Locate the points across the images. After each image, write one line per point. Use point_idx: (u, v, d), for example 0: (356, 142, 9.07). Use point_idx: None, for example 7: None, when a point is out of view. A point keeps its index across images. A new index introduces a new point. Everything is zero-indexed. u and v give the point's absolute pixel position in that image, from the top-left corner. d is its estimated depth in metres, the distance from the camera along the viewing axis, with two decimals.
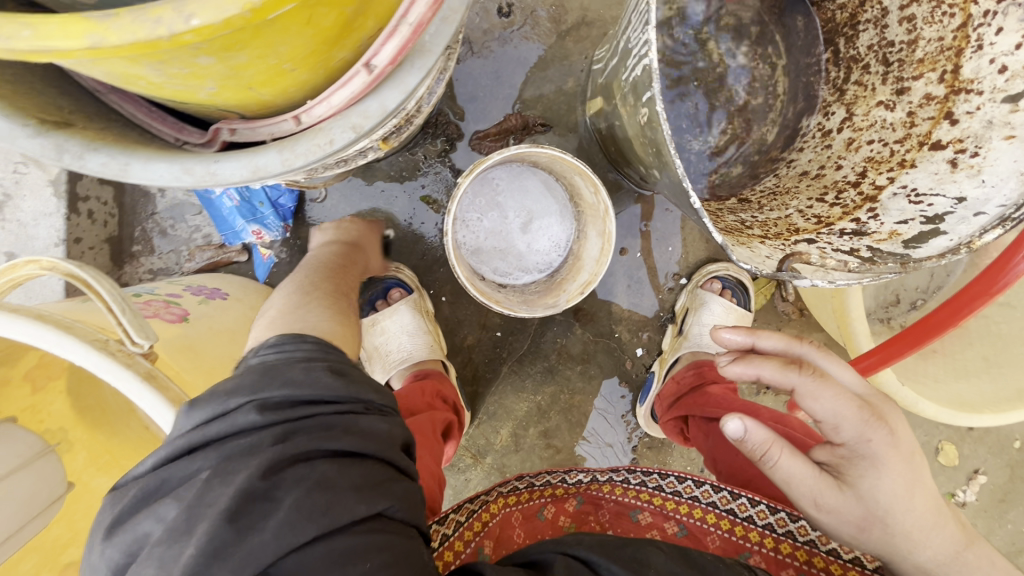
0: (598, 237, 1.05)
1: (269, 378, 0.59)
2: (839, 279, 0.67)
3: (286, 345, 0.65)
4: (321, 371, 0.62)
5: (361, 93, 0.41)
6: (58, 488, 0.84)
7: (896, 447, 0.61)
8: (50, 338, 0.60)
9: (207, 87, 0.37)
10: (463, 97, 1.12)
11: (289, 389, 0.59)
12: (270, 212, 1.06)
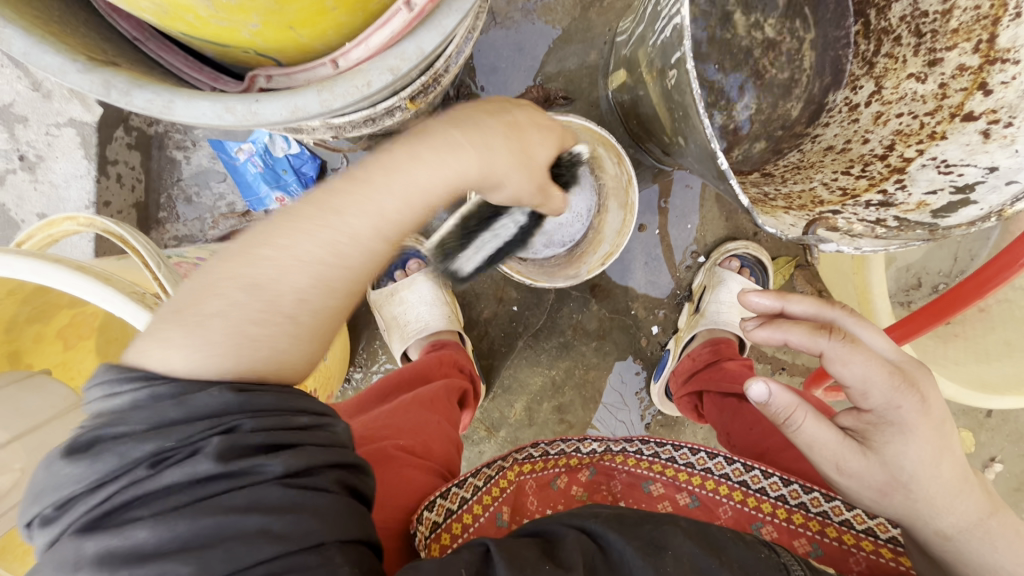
0: (621, 211, 1.05)
1: (36, 483, 0.46)
2: (865, 246, 0.65)
3: (123, 383, 0.48)
4: (55, 462, 0.45)
5: (400, 35, 0.42)
6: None
7: (926, 414, 0.61)
8: (89, 288, 0.61)
9: (251, 23, 0.38)
10: (485, 69, 1.12)
11: (45, 492, 0.45)
12: (293, 179, 1.07)
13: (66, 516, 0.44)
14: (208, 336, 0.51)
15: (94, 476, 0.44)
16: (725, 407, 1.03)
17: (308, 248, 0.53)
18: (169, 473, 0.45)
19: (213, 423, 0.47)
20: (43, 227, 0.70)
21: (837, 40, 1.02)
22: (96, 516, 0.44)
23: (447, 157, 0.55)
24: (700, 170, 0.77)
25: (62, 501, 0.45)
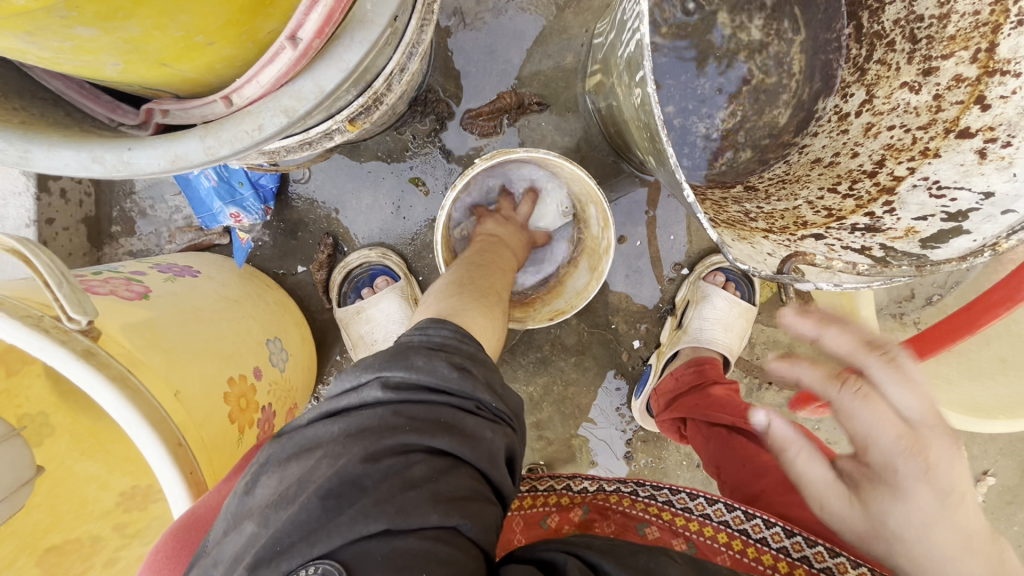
0: (589, 272, 1.04)
1: (400, 359, 0.64)
2: (847, 283, 0.62)
3: (430, 328, 0.70)
4: (440, 361, 0.64)
5: (291, 72, 0.36)
6: (28, 471, 0.81)
7: (931, 482, 0.55)
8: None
9: (109, 63, 0.32)
10: (455, 73, 1.06)
11: (413, 368, 0.63)
12: (250, 193, 1.01)
13: (413, 393, 0.62)
14: (479, 317, 0.77)
15: (452, 384, 0.64)
16: (712, 437, 0.98)
17: (488, 293, 0.83)
18: (468, 417, 0.63)
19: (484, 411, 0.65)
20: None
21: (828, 43, 0.95)
22: (405, 407, 0.61)
23: (501, 260, 0.93)
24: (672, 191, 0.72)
25: (417, 383, 0.63)
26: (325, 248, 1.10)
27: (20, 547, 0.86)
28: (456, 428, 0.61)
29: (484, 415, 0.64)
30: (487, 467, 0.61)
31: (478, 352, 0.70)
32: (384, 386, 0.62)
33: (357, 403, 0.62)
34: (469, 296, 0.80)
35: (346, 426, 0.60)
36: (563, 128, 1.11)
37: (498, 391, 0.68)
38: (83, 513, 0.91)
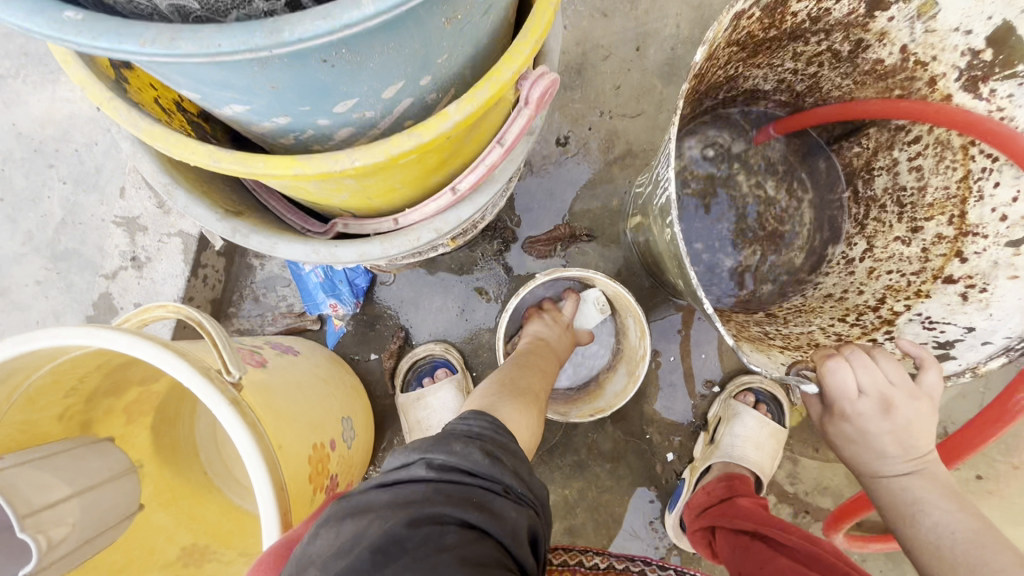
0: (627, 377, 1.16)
1: (442, 444, 0.75)
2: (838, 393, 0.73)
3: (469, 419, 0.82)
4: (475, 447, 0.75)
5: (446, 207, 0.55)
6: (128, 508, 0.86)
7: (886, 429, 0.74)
8: (169, 362, 0.72)
9: (342, 195, 0.52)
10: (521, 208, 1.31)
11: (452, 452, 0.73)
12: (347, 289, 1.23)
13: (452, 472, 0.71)
14: (524, 413, 0.91)
15: (484, 468, 0.73)
16: (736, 545, 1.00)
17: (530, 390, 0.98)
18: (496, 499, 0.71)
19: (509, 495, 0.72)
20: (138, 314, 0.83)
21: (832, 202, 1.15)
22: (443, 484, 0.69)
23: (546, 357, 1.08)
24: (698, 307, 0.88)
25: (456, 465, 0.72)
26: (396, 341, 1.29)
27: None
28: (485, 506, 0.69)
29: (510, 497, 0.72)
30: (511, 545, 0.67)
31: (512, 441, 0.82)
32: (425, 465, 0.72)
33: (403, 477, 0.71)
34: (511, 395, 0.93)
35: (392, 496, 0.68)
36: (607, 255, 1.32)
37: (525, 479, 0.77)
38: (151, 560, 0.97)
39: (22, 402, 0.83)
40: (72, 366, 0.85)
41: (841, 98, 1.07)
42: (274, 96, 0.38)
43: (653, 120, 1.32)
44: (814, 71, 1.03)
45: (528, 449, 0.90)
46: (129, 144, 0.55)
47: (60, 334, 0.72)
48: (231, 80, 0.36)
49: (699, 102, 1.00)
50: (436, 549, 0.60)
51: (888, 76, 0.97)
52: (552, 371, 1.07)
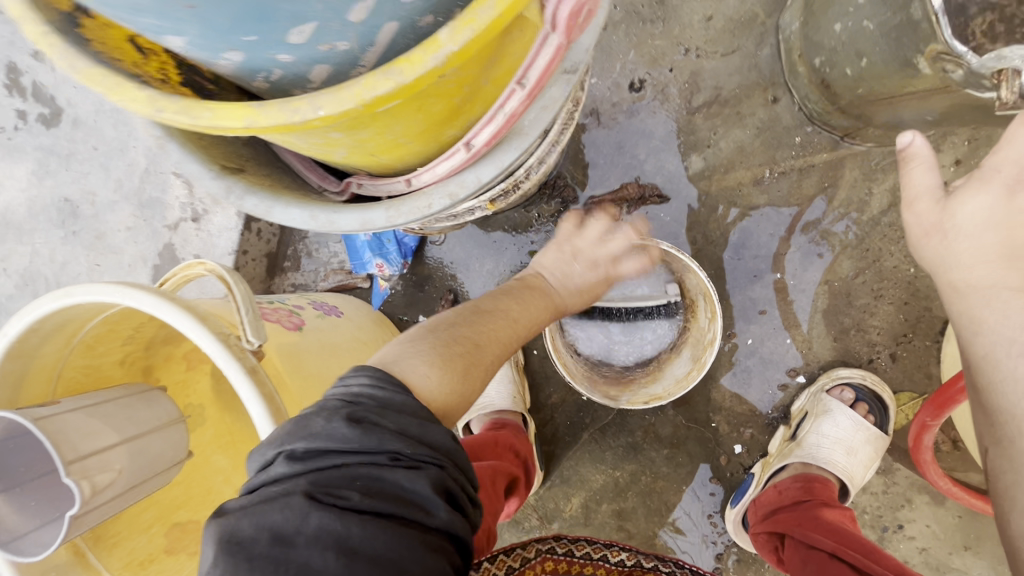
0: (688, 362, 1.04)
1: (301, 422, 0.57)
2: None
3: (348, 376, 0.64)
4: (338, 419, 0.57)
5: (461, 166, 0.46)
6: (180, 454, 0.90)
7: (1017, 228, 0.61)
8: (189, 326, 0.69)
9: (337, 152, 0.44)
10: (585, 164, 1.17)
11: (313, 434, 0.56)
12: (395, 248, 1.18)
13: (318, 460, 0.55)
14: (448, 359, 0.70)
15: (361, 443, 0.56)
16: (809, 559, 0.88)
17: (469, 333, 0.75)
18: (399, 469, 0.56)
19: (406, 456, 0.57)
20: (174, 271, 0.81)
21: None
22: (318, 468, 0.54)
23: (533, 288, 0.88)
24: (878, 52, 0.69)
25: (319, 446, 0.56)
26: (445, 302, 1.23)
27: (157, 517, 0.97)
28: (375, 482, 0.55)
29: (405, 463, 0.57)
30: (413, 515, 0.54)
31: (415, 402, 0.62)
32: (291, 451, 0.56)
33: (263, 482, 0.55)
34: (432, 341, 0.72)
35: (257, 498, 0.53)
36: (681, 221, 1.16)
37: (424, 428, 0.60)
38: (209, 502, 1.02)
39: (83, 347, 0.87)
40: (122, 318, 0.87)
41: None
42: (204, 22, 0.35)
43: (752, 57, 1.09)
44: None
45: (456, 407, 0.69)
46: None
47: (93, 289, 0.71)
48: (140, 2, 0.33)
49: None
50: (329, 547, 0.49)
51: None
52: (538, 313, 0.86)
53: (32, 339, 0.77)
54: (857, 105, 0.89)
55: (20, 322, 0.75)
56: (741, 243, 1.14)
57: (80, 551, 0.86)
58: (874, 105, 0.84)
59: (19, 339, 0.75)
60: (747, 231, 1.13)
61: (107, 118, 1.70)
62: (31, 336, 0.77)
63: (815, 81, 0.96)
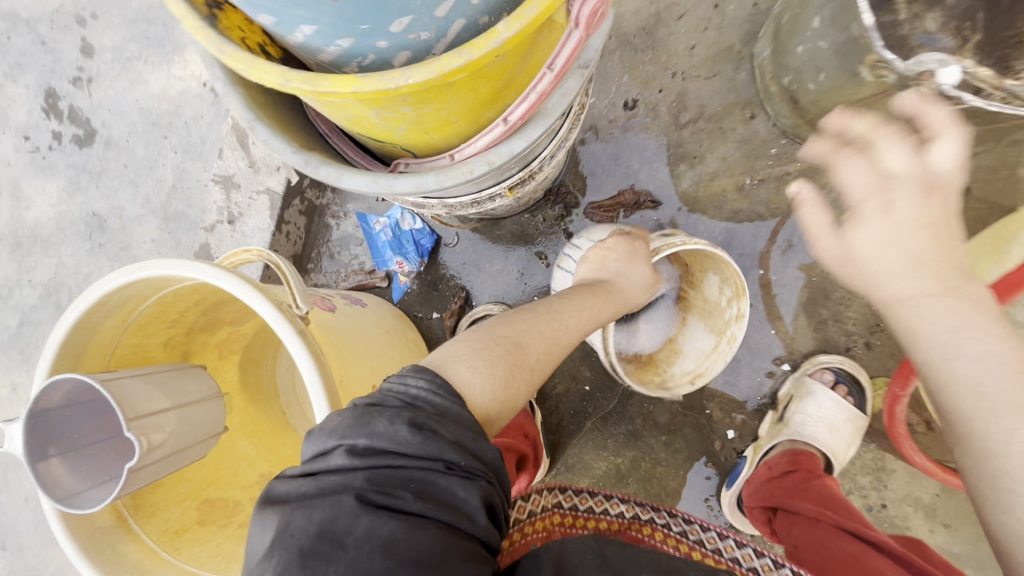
0: (713, 338, 1.14)
1: (365, 420, 0.65)
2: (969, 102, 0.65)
3: (407, 379, 0.72)
4: (400, 424, 0.65)
5: (498, 139, 0.57)
6: (216, 427, 0.98)
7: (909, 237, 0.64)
8: (248, 294, 0.79)
9: (401, 128, 0.56)
10: (585, 173, 1.30)
11: (374, 434, 0.64)
12: (413, 248, 1.31)
13: (378, 458, 0.63)
14: (497, 368, 0.79)
15: (418, 450, 0.64)
16: (797, 521, 0.96)
17: (514, 341, 0.84)
18: (447, 478, 0.64)
19: (454, 468, 0.65)
20: (227, 256, 0.92)
21: None
22: (377, 468, 0.63)
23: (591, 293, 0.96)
24: (832, 66, 0.83)
25: (381, 447, 0.64)
26: (457, 299, 1.33)
27: (190, 492, 1.04)
28: (424, 488, 0.63)
29: (456, 474, 0.65)
30: (455, 524, 0.62)
31: (467, 414, 0.71)
32: (354, 447, 0.64)
33: (326, 471, 0.64)
34: (481, 347, 0.81)
35: (318, 486, 0.62)
36: (673, 223, 1.28)
37: (471, 443, 0.68)
38: (233, 483, 1.09)
39: (136, 326, 0.95)
40: (173, 300, 0.96)
41: None
42: (338, 13, 0.44)
43: (731, 79, 1.25)
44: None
45: (500, 409, 0.78)
46: (221, 84, 0.61)
47: (162, 264, 0.81)
48: None
49: None
50: (374, 549, 0.57)
51: None
52: (582, 324, 0.94)
53: (97, 314, 0.86)
54: (821, 116, 1.03)
55: (89, 297, 0.84)
56: (727, 243, 1.27)
57: (122, 515, 0.93)
58: (833, 114, 0.98)
59: (86, 313, 0.84)
60: (732, 232, 1.26)
61: (139, 139, 1.84)
62: (99, 309, 0.85)
63: (785, 98, 1.10)
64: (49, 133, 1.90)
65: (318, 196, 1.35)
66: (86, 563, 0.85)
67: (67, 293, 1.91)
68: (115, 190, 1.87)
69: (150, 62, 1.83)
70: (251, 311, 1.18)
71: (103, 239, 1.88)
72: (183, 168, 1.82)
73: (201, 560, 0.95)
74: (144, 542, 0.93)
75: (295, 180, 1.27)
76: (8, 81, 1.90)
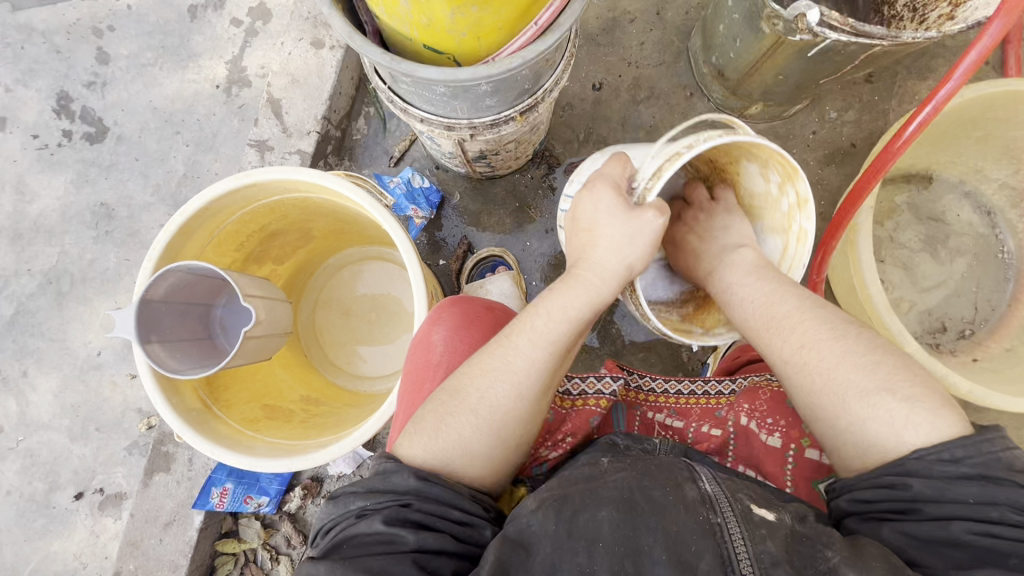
0: (781, 237, 1.07)
1: (321, 521, 0.86)
2: (833, 34, 0.96)
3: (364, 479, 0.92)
4: (333, 502, 0.85)
5: (531, 40, 0.83)
6: (274, 328, 1.20)
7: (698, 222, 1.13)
8: (345, 187, 1.09)
9: (462, 33, 0.82)
10: (564, 140, 1.60)
11: (322, 526, 0.85)
12: (424, 199, 1.53)
13: (326, 539, 0.82)
14: (444, 433, 0.88)
15: (337, 514, 0.83)
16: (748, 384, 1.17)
17: (466, 402, 0.90)
18: (362, 523, 0.79)
19: (368, 514, 0.80)
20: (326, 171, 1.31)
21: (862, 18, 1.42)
22: (327, 541, 0.82)
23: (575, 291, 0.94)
24: (743, 33, 1.18)
25: (327, 530, 0.83)
26: (461, 247, 1.56)
27: (251, 397, 1.22)
28: (354, 538, 0.79)
29: (367, 515, 0.80)
30: (373, 553, 0.76)
31: (391, 467, 0.85)
32: (319, 534, 0.85)
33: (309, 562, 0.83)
34: (428, 418, 0.90)
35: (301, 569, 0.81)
36: None
37: (380, 489, 0.83)
38: (283, 398, 1.28)
39: (215, 242, 1.19)
40: (251, 219, 1.21)
41: None
42: None
43: (673, 67, 1.60)
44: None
45: (460, 462, 0.87)
46: (328, 10, 0.88)
47: (270, 172, 1.08)
48: None
49: None
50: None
51: None
52: (542, 372, 0.92)
53: (197, 220, 1.09)
54: (740, 83, 1.38)
55: (196, 204, 1.07)
56: None
57: (205, 404, 1.10)
58: (748, 76, 1.32)
59: (190, 219, 1.07)
60: None
61: (150, 135, 1.98)
62: (205, 213, 1.09)
63: (714, 74, 1.45)
64: (59, 131, 2.00)
65: (338, 163, 1.58)
66: (189, 429, 1.01)
67: (68, 281, 1.95)
68: (125, 181, 1.97)
69: (166, 68, 1.98)
70: (292, 251, 1.43)
71: (111, 227, 1.96)
72: (195, 160, 1.95)
73: (280, 436, 1.13)
74: (230, 424, 1.10)
75: (321, 145, 1.50)
76: (20, 86, 2.00)
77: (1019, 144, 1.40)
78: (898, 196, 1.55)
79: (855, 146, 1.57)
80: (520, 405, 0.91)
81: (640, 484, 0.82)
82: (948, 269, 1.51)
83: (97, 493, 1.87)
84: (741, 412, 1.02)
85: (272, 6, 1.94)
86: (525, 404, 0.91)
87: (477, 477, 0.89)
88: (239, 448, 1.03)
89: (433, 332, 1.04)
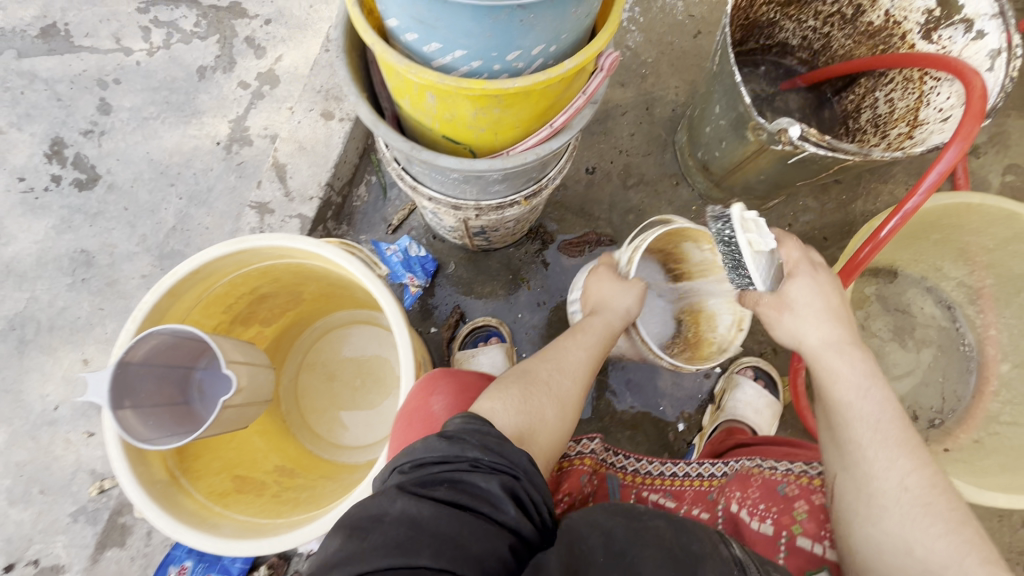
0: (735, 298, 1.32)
1: (411, 448, 0.79)
2: (812, 148, 1.06)
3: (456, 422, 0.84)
4: (437, 435, 0.78)
5: (545, 138, 0.90)
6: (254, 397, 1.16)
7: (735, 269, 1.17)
8: (341, 256, 1.09)
9: (481, 129, 0.88)
10: (559, 218, 1.67)
11: (414, 452, 0.77)
12: (419, 268, 1.56)
13: (420, 469, 0.75)
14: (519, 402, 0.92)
15: (447, 454, 0.75)
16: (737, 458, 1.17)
17: (535, 388, 0.95)
18: (476, 473, 0.73)
19: (479, 466, 0.74)
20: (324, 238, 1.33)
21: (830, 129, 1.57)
22: (419, 470, 0.75)
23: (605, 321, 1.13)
24: (731, 137, 1.29)
25: (422, 458, 0.76)
26: (454, 316, 1.58)
27: (223, 467, 1.17)
28: (462, 484, 0.72)
29: (480, 470, 0.74)
30: (479, 512, 0.70)
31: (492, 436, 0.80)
32: (406, 460, 0.77)
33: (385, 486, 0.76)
34: (509, 389, 0.94)
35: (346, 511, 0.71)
36: None
37: (497, 446, 0.77)
38: (255, 468, 1.22)
39: (202, 303, 1.17)
40: (238, 284, 1.20)
41: (844, 58, 1.48)
42: (485, 51, 0.74)
43: (661, 158, 1.72)
44: (827, 31, 1.46)
45: (545, 429, 0.93)
46: (354, 97, 0.91)
47: (266, 237, 1.08)
48: (469, 43, 0.73)
49: (747, 35, 1.50)
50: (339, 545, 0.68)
51: (875, 35, 1.37)
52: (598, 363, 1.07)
53: (186, 282, 1.07)
54: (725, 178, 1.48)
55: (189, 266, 1.06)
56: None
57: (173, 475, 1.04)
58: (733, 174, 1.43)
59: (180, 280, 1.05)
60: None
61: (143, 185, 1.97)
62: (194, 278, 1.08)
63: (700, 168, 1.56)
64: (47, 176, 1.98)
65: (335, 228, 1.62)
66: (154, 505, 0.95)
67: (33, 328, 1.86)
68: (110, 229, 1.94)
69: (167, 122, 2.00)
70: (280, 314, 1.41)
71: (88, 275, 1.90)
72: (186, 214, 1.94)
73: (249, 513, 1.06)
74: (197, 498, 1.04)
75: (322, 210, 1.53)
76: (14, 129, 2.00)
77: (972, 249, 1.52)
78: (868, 288, 1.64)
79: (826, 241, 1.69)
80: (575, 386, 1.01)
81: (677, 538, 0.76)
82: (915, 358, 1.61)
83: (30, 565, 1.69)
84: (731, 499, 0.99)
85: (279, 72, 2.00)
86: (577, 388, 1.01)
87: (547, 448, 0.93)
88: (204, 526, 0.97)
89: (432, 401, 1.01)
